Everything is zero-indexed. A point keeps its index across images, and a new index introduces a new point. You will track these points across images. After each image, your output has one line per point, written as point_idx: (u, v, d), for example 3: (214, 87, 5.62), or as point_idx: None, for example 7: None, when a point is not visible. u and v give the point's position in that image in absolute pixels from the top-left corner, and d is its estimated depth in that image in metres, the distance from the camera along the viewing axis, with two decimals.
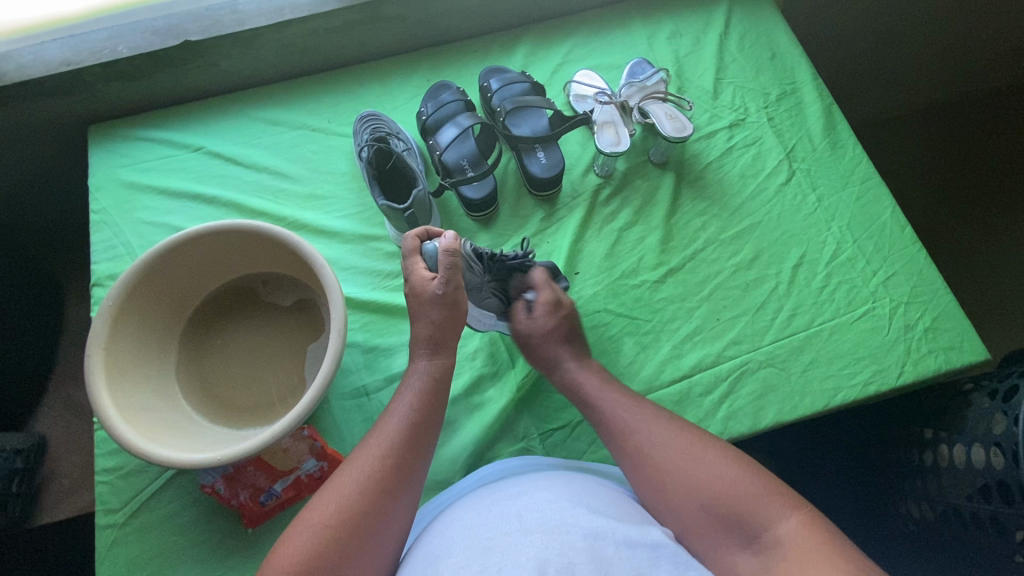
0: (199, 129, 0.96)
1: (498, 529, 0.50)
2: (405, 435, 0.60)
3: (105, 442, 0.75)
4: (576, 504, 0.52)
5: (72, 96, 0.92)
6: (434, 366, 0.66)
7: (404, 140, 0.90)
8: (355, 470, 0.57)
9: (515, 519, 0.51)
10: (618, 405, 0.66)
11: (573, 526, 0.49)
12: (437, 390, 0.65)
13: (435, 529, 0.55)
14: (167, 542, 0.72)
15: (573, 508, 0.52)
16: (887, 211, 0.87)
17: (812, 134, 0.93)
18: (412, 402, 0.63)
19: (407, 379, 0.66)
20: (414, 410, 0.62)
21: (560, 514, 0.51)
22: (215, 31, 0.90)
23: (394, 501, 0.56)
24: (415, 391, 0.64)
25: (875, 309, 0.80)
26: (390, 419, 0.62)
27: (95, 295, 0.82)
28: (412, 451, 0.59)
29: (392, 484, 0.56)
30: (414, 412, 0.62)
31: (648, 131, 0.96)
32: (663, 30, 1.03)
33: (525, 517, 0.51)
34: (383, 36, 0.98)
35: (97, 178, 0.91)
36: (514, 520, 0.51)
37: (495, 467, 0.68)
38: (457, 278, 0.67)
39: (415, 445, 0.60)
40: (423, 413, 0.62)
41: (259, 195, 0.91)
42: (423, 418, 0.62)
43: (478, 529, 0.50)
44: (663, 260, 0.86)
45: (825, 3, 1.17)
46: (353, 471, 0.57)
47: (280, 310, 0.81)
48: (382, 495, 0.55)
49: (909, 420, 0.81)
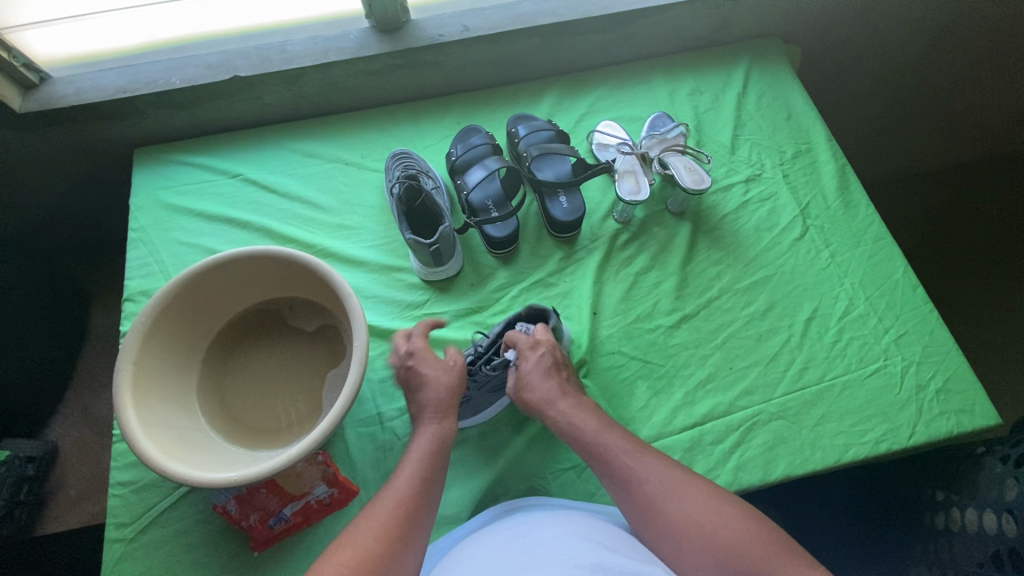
0: (238, 157, 1.00)
1: (508, 563, 0.51)
2: (416, 486, 0.62)
3: (123, 455, 0.77)
4: (585, 540, 0.54)
5: (123, 120, 0.97)
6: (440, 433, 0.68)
7: (433, 179, 0.95)
8: (369, 520, 0.58)
9: (525, 555, 0.52)
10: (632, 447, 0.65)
11: (581, 558, 0.50)
12: (443, 443, 0.67)
13: (444, 563, 0.56)
14: (173, 560, 0.72)
15: (580, 543, 0.53)
16: (899, 270, 0.89)
17: (826, 192, 0.96)
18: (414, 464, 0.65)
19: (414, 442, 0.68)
20: (422, 463, 0.65)
21: (570, 549, 0.52)
22: (263, 68, 0.96)
23: (407, 550, 0.57)
24: (424, 452, 0.66)
25: (887, 366, 0.81)
26: (400, 480, 0.63)
27: (127, 310, 0.85)
28: (422, 502, 0.61)
29: (405, 531, 0.58)
30: (422, 464, 0.65)
31: (667, 181, 0.99)
32: (684, 87, 1.08)
33: (535, 552, 0.52)
34: (418, 80, 1.04)
35: (139, 198, 0.95)
36: (525, 554, 0.52)
37: (494, 511, 0.68)
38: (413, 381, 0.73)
39: (424, 497, 0.62)
40: (429, 465, 0.65)
41: (291, 223, 0.95)
42: (431, 471, 0.64)
43: (489, 563, 0.52)
44: (678, 307, 0.88)
45: (840, 66, 1.22)
46: (370, 521, 0.58)
47: (303, 334, 0.84)
48: (398, 543, 0.57)
49: (921, 482, 0.82)
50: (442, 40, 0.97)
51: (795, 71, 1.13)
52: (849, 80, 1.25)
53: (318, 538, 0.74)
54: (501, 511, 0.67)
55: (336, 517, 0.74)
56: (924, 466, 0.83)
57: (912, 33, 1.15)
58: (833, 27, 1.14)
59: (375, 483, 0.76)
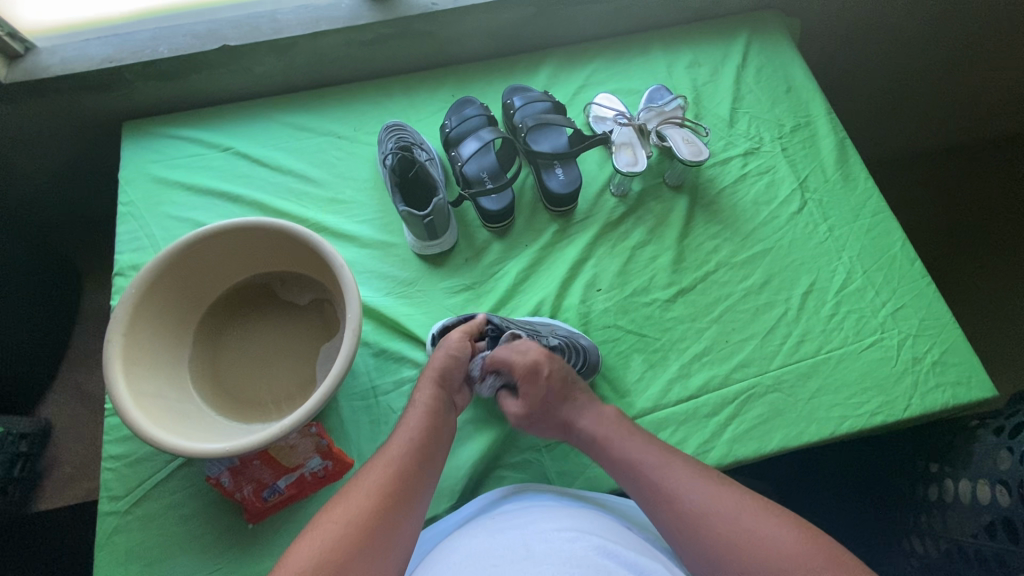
0: (229, 130, 0.99)
1: (504, 558, 0.50)
2: (410, 448, 0.61)
3: (116, 429, 0.76)
4: (584, 536, 0.53)
5: (110, 91, 0.95)
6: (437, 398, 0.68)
7: (427, 151, 0.93)
8: (363, 480, 0.58)
9: (522, 549, 0.51)
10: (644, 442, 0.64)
11: (581, 559, 0.50)
12: (440, 408, 0.67)
13: (437, 555, 0.55)
14: (167, 533, 0.72)
15: (580, 540, 0.52)
16: (897, 244, 0.88)
17: (824, 166, 0.95)
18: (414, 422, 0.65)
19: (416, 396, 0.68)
20: (417, 425, 0.64)
21: (568, 547, 0.51)
22: (252, 37, 0.93)
23: (403, 509, 0.56)
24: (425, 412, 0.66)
25: (884, 339, 0.81)
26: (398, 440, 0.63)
27: (117, 284, 0.84)
28: (419, 463, 0.61)
29: (399, 493, 0.57)
30: (417, 428, 0.64)
31: (665, 154, 0.98)
32: (683, 59, 1.06)
33: (533, 547, 0.51)
34: (411, 51, 1.02)
35: (128, 171, 0.94)
36: (521, 549, 0.51)
37: (482, 499, 0.67)
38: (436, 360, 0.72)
39: (421, 458, 0.61)
40: (425, 426, 0.64)
41: (283, 197, 0.94)
42: (427, 434, 0.64)
43: (485, 557, 0.51)
44: (675, 281, 0.87)
45: (840, 40, 1.21)
46: (363, 482, 0.58)
47: (297, 308, 0.83)
48: (392, 500, 0.56)
49: (914, 456, 0.82)
50: (435, 9, 0.95)
51: (795, 44, 1.11)
52: (849, 54, 1.24)
53: (313, 510, 0.73)
54: (493, 500, 0.67)
55: (331, 490, 0.74)
56: (917, 440, 0.83)
57: (916, 4, 1.13)
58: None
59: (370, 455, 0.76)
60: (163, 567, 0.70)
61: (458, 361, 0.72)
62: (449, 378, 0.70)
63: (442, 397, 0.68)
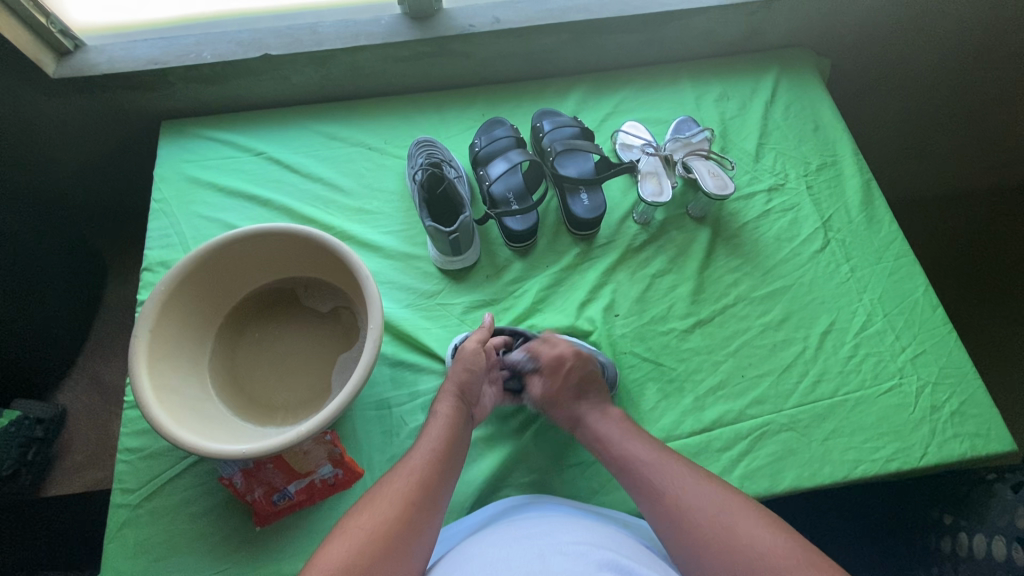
0: (263, 135, 1.01)
1: (519, 568, 0.50)
2: (433, 458, 0.62)
3: (134, 422, 0.78)
4: (596, 551, 0.53)
5: (153, 91, 0.98)
6: (455, 411, 0.68)
7: (455, 168, 0.95)
8: (388, 488, 0.58)
9: (537, 560, 0.51)
10: (639, 443, 0.67)
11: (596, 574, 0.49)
12: (459, 420, 0.68)
13: (450, 564, 0.55)
14: (175, 530, 0.72)
15: (594, 555, 0.52)
16: (919, 289, 0.88)
17: (849, 207, 0.95)
18: (435, 433, 0.66)
19: (436, 406, 0.69)
20: (438, 437, 0.65)
21: (582, 561, 0.51)
22: (294, 48, 0.96)
23: (425, 518, 0.57)
24: (443, 424, 0.67)
25: (902, 385, 0.80)
26: (419, 450, 0.63)
27: (146, 280, 0.86)
28: (440, 474, 0.61)
29: (422, 502, 0.58)
30: (438, 441, 0.64)
31: (689, 185, 0.99)
32: (712, 92, 1.07)
33: (548, 560, 0.51)
34: (446, 69, 1.04)
35: (163, 169, 0.96)
36: (536, 561, 0.51)
37: (498, 505, 0.68)
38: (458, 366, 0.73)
39: (442, 469, 0.62)
40: (445, 438, 0.65)
41: (311, 204, 0.96)
42: (449, 445, 0.64)
43: (500, 567, 0.50)
44: (693, 311, 0.87)
45: (869, 81, 1.21)
46: (387, 490, 0.58)
47: (317, 314, 0.84)
48: (415, 509, 0.57)
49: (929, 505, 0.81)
50: (472, 31, 0.97)
51: (825, 83, 1.11)
52: (879, 96, 1.24)
53: (320, 517, 0.73)
54: (507, 508, 0.67)
55: (339, 497, 0.74)
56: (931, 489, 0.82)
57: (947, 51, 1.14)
58: (868, 38, 1.12)
59: (380, 466, 0.76)
60: (170, 564, 0.71)
61: (474, 374, 0.72)
62: (469, 392, 0.72)
63: (461, 410, 0.69)
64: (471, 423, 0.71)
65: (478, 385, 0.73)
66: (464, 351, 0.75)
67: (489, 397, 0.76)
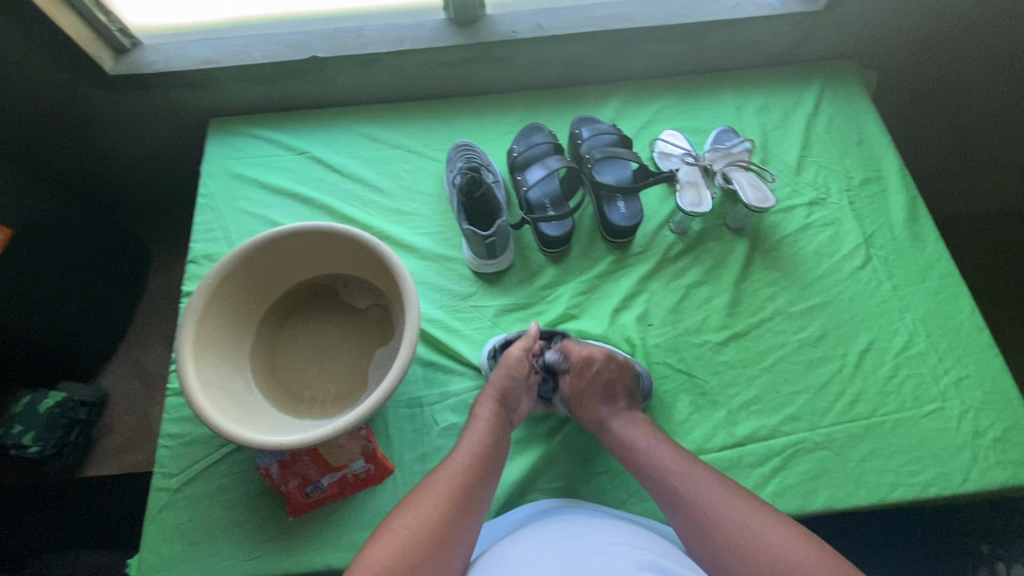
0: (306, 135, 1.04)
1: (560, 567, 0.51)
2: (473, 461, 0.63)
3: (176, 409, 0.80)
4: (634, 551, 0.54)
5: (204, 89, 1.02)
6: (496, 416, 0.69)
7: (492, 172, 0.96)
8: (431, 489, 0.60)
9: (576, 559, 0.52)
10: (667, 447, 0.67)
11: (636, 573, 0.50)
12: (499, 425, 0.69)
13: (489, 562, 0.56)
14: (211, 516, 0.74)
15: (633, 555, 0.53)
16: (965, 310, 0.85)
17: (893, 223, 0.93)
18: (475, 437, 0.66)
19: (477, 410, 0.70)
20: (479, 441, 0.66)
21: (621, 560, 0.52)
22: (339, 51, 0.98)
23: (465, 521, 0.58)
24: (483, 428, 0.67)
25: (943, 408, 0.78)
26: (460, 452, 0.64)
27: (191, 272, 0.89)
28: (481, 478, 0.62)
29: (464, 505, 0.59)
30: (478, 445, 0.65)
31: (727, 196, 0.98)
32: (753, 103, 1.06)
33: (588, 559, 0.52)
34: (486, 74, 1.05)
35: (210, 165, 0.99)
36: (576, 560, 0.52)
37: (533, 507, 0.69)
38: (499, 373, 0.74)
39: (483, 472, 0.63)
40: (486, 442, 0.66)
41: (350, 203, 0.98)
42: (489, 449, 0.65)
43: (540, 566, 0.51)
44: (728, 324, 0.86)
45: (917, 95, 1.18)
46: (430, 490, 0.59)
47: (354, 312, 0.86)
48: (457, 512, 0.58)
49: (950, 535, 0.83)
50: (515, 37, 0.98)
51: (872, 97, 1.09)
52: (926, 111, 1.21)
53: (350, 511, 0.75)
54: (541, 509, 0.68)
55: (370, 493, 0.76)
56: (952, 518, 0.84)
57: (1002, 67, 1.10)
58: (918, 51, 1.10)
59: (410, 464, 0.77)
60: (205, 549, 0.73)
61: (516, 379, 0.73)
62: (508, 399, 0.72)
63: (501, 415, 0.70)
64: (510, 427, 0.71)
65: (518, 392, 0.74)
66: (507, 357, 0.75)
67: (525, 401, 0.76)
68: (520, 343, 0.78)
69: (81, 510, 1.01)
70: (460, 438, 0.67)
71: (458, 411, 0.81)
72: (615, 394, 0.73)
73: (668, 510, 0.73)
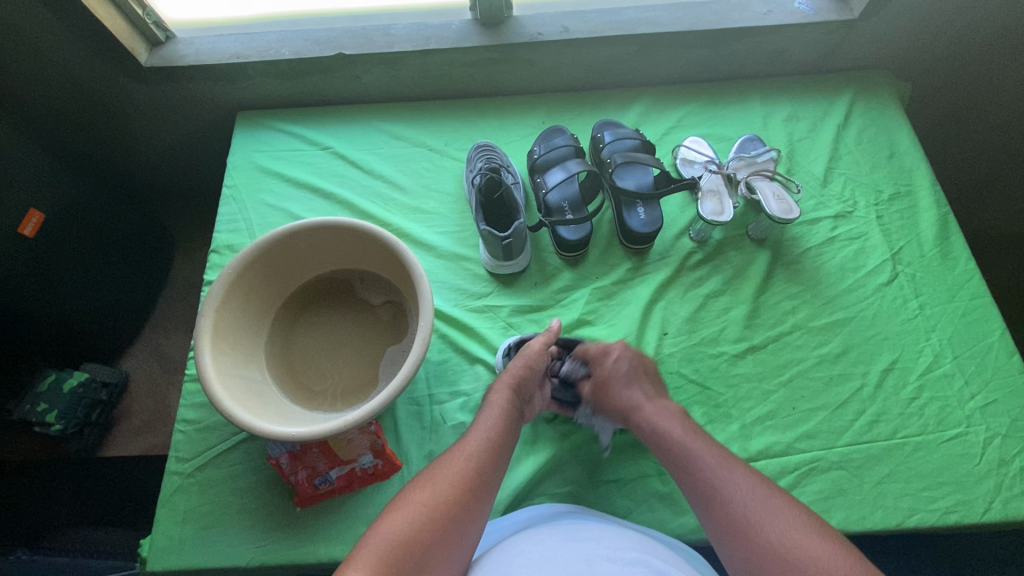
0: (330, 131, 1.05)
1: (567, 569, 0.50)
2: (488, 447, 0.63)
3: (192, 395, 0.82)
4: (643, 559, 0.53)
5: (233, 83, 1.03)
6: (510, 403, 0.69)
7: (512, 174, 0.96)
8: (444, 470, 0.59)
9: (584, 563, 0.51)
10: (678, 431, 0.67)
11: None
12: (512, 414, 0.68)
13: (495, 560, 0.55)
14: (221, 502, 0.76)
15: (641, 563, 0.52)
16: (995, 333, 0.82)
17: (922, 240, 0.91)
18: (488, 424, 0.66)
19: (491, 396, 0.70)
20: (492, 428, 0.65)
21: (630, 568, 0.51)
22: (366, 49, 0.99)
23: (477, 506, 0.57)
24: (497, 415, 0.67)
25: (968, 434, 0.75)
26: (473, 437, 0.64)
27: (213, 261, 0.91)
28: (493, 464, 0.62)
29: (477, 490, 0.58)
30: (492, 431, 0.65)
31: (750, 206, 0.96)
32: (781, 112, 1.04)
33: (596, 564, 0.51)
34: (510, 75, 1.05)
35: (236, 157, 1.01)
36: (583, 564, 0.51)
37: (539, 510, 0.68)
38: (519, 360, 0.74)
39: (496, 458, 0.63)
40: (499, 429, 0.65)
41: (370, 199, 0.99)
42: (503, 436, 0.65)
43: (547, 567, 0.51)
44: (745, 336, 0.85)
45: (953, 110, 1.15)
46: (444, 471, 0.59)
47: (369, 307, 0.86)
48: (469, 496, 0.57)
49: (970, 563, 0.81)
50: (540, 39, 0.98)
51: (905, 110, 1.06)
52: (963, 126, 1.17)
53: (357, 504, 0.75)
54: (548, 512, 0.68)
55: (376, 488, 0.76)
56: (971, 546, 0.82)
57: None
58: (957, 63, 1.06)
59: (417, 461, 0.78)
60: (214, 534, 0.74)
61: (531, 372, 0.73)
62: (523, 389, 0.72)
63: (515, 404, 0.69)
64: (522, 418, 0.71)
65: (533, 383, 0.73)
66: (527, 349, 0.75)
67: (540, 397, 0.76)
68: (542, 336, 0.78)
69: (104, 486, 1.05)
70: (472, 424, 0.67)
71: (467, 411, 0.81)
72: (629, 391, 0.72)
73: (675, 522, 0.72)
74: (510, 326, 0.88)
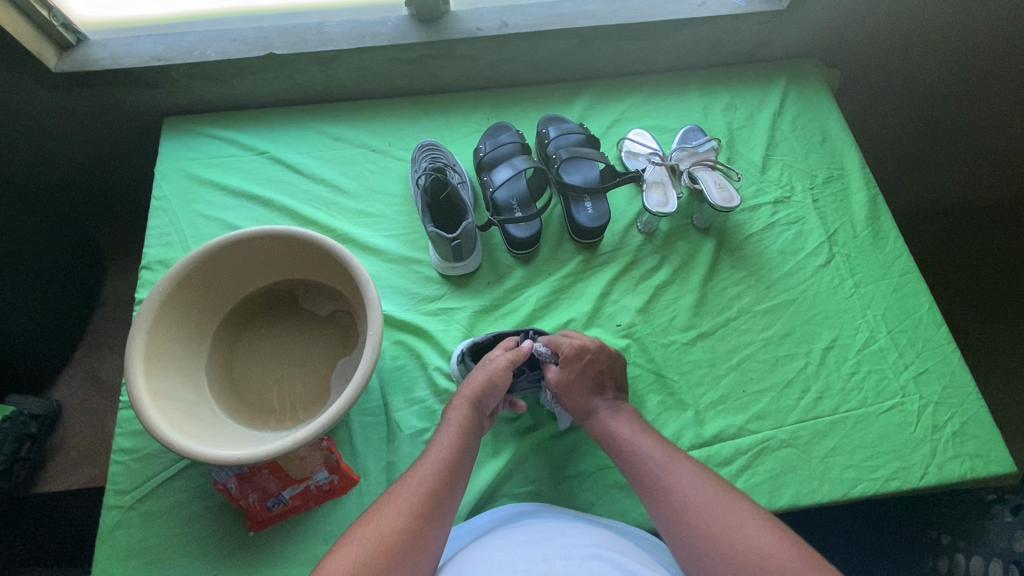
0: (266, 134, 1.01)
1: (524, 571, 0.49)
2: (443, 467, 0.62)
3: (129, 423, 0.77)
4: (600, 554, 0.53)
5: (156, 87, 0.97)
6: (467, 418, 0.67)
7: (459, 173, 0.95)
8: (396, 498, 0.58)
9: (542, 564, 0.51)
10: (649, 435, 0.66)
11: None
12: (473, 427, 0.67)
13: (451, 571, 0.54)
14: (167, 534, 0.72)
15: (597, 558, 0.52)
16: (923, 306, 0.87)
17: (854, 221, 0.95)
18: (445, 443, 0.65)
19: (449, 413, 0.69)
20: (449, 446, 0.64)
21: (587, 564, 0.51)
22: (298, 47, 0.94)
23: (431, 530, 0.56)
24: (456, 433, 0.66)
25: (904, 404, 0.80)
26: (428, 459, 0.63)
27: (144, 278, 0.86)
28: (449, 487, 0.60)
29: (428, 513, 0.57)
30: (450, 448, 0.64)
31: (695, 196, 0.98)
32: (720, 101, 1.07)
33: (553, 563, 0.51)
34: (452, 72, 1.03)
35: (164, 166, 0.95)
36: (541, 564, 0.51)
37: (504, 510, 0.68)
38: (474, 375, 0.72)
39: (451, 479, 0.61)
40: (454, 445, 0.64)
41: (312, 205, 0.95)
42: (460, 454, 0.64)
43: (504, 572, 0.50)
44: (695, 324, 0.87)
45: (877, 96, 1.20)
46: (396, 500, 0.57)
47: (316, 319, 0.83)
48: (422, 521, 0.56)
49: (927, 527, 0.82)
50: (480, 34, 0.96)
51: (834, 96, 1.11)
52: (887, 110, 1.22)
53: (313, 523, 0.73)
54: (513, 512, 0.68)
55: (334, 504, 0.74)
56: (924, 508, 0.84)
57: (960, 62, 1.11)
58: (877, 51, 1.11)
59: (376, 473, 0.76)
60: (162, 568, 0.70)
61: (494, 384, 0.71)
62: (484, 400, 0.70)
63: (474, 418, 0.68)
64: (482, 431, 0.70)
65: (494, 395, 0.72)
66: (490, 360, 0.74)
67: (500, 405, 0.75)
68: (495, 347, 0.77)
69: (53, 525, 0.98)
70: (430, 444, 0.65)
71: (424, 417, 0.79)
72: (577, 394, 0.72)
73: (636, 511, 0.73)
74: (465, 328, 0.86)
